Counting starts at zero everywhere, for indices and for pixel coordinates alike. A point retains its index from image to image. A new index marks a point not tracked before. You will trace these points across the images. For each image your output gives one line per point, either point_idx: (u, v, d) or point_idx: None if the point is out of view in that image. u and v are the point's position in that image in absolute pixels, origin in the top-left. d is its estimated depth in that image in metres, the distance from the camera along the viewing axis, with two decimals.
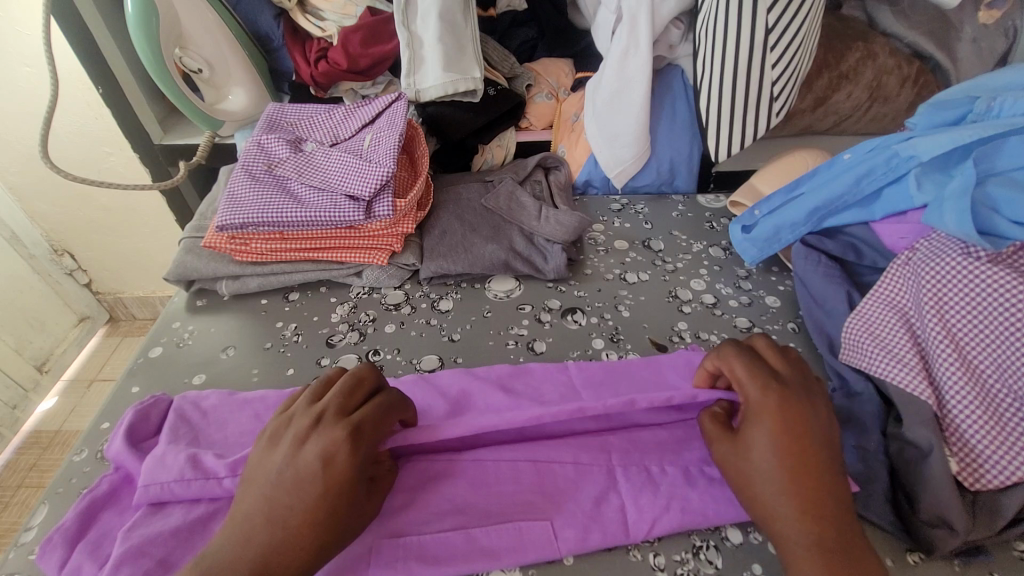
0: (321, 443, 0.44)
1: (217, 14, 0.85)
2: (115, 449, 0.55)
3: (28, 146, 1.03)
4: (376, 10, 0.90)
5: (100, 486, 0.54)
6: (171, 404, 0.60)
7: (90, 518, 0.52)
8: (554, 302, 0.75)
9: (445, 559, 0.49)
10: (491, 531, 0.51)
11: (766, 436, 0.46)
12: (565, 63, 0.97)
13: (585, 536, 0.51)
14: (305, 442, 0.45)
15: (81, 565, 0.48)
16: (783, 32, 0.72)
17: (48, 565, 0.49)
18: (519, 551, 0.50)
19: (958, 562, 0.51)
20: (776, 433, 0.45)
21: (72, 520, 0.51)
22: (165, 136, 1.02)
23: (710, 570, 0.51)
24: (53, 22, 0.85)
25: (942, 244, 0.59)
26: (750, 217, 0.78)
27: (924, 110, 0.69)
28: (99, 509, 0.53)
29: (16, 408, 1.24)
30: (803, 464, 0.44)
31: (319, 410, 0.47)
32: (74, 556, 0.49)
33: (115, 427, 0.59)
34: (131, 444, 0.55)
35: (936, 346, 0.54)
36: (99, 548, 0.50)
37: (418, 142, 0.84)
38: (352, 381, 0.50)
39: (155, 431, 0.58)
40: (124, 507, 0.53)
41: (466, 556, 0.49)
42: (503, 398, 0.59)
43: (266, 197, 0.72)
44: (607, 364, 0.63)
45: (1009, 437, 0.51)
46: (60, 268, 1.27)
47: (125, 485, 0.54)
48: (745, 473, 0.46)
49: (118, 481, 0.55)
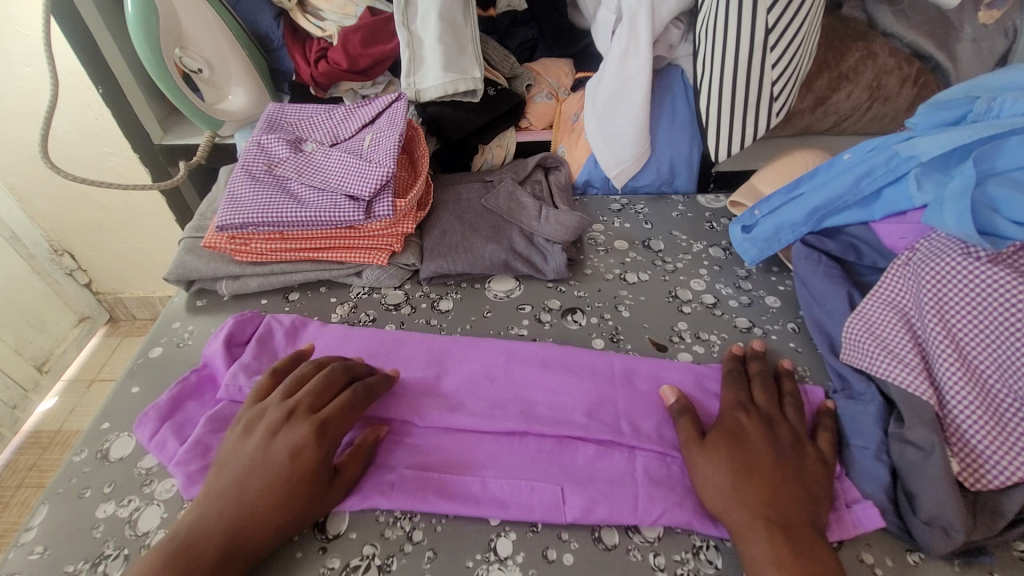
0: (290, 439, 0.52)
1: (217, 14, 0.85)
2: (213, 348, 0.66)
3: (27, 145, 1.03)
4: (376, 10, 0.90)
5: (191, 377, 0.64)
6: (263, 320, 0.69)
7: (179, 404, 0.62)
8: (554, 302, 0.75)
9: (461, 500, 0.54)
10: (504, 484, 0.55)
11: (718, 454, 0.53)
12: (565, 63, 0.97)
13: (591, 507, 0.53)
14: (276, 435, 0.52)
15: (166, 440, 0.59)
16: (783, 32, 0.72)
17: (142, 432, 0.60)
18: (528, 506, 0.54)
19: (958, 562, 0.51)
20: (732, 444, 0.53)
21: (166, 401, 0.61)
22: (165, 136, 1.02)
23: (710, 570, 0.51)
24: (53, 22, 0.85)
25: (943, 244, 0.59)
26: (750, 217, 0.78)
27: (923, 110, 0.69)
28: (186, 397, 0.63)
29: (16, 408, 1.23)
30: (755, 467, 0.51)
31: (291, 405, 0.54)
32: (162, 430, 0.59)
33: (217, 330, 0.69)
34: (225, 348, 0.66)
35: (936, 346, 0.54)
36: (179, 431, 0.60)
37: (418, 142, 0.84)
38: (321, 383, 0.56)
39: (246, 341, 0.67)
40: (205, 401, 0.63)
41: (478, 502, 0.54)
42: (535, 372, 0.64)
43: (266, 197, 0.72)
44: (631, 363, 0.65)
45: (1010, 438, 0.51)
46: (60, 268, 1.27)
47: (208, 380, 0.64)
48: (706, 471, 0.52)
49: (203, 377, 0.65)
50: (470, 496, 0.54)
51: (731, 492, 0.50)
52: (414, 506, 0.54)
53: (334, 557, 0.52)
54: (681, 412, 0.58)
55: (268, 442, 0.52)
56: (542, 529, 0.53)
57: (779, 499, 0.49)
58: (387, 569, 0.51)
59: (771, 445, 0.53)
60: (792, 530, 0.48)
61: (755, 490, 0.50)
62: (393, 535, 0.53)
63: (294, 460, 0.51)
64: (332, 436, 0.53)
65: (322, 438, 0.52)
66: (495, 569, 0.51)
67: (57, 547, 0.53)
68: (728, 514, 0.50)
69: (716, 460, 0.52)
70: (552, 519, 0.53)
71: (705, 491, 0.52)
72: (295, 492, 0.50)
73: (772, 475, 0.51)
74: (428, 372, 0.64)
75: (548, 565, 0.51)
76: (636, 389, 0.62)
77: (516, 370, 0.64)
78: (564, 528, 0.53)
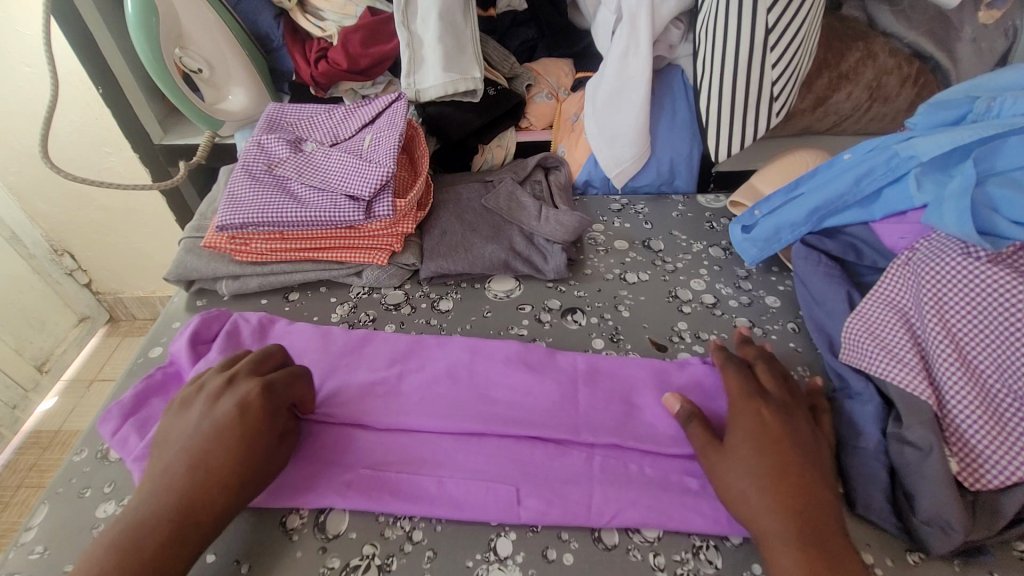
0: (234, 396, 0.52)
1: (217, 14, 0.85)
2: (178, 346, 0.65)
3: (27, 145, 1.03)
4: (376, 10, 0.90)
5: (156, 373, 0.63)
6: (231, 317, 0.68)
7: (143, 400, 0.61)
8: (555, 302, 0.75)
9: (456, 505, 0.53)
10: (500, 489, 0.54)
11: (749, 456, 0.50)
12: (565, 63, 0.97)
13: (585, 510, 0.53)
14: (218, 398, 0.53)
15: (127, 437, 0.58)
16: (783, 32, 0.72)
17: (104, 429, 0.59)
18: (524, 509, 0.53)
19: (958, 562, 0.51)
20: (755, 446, 0.51)
21: (130, 398, 0.61)
22: (165, 136, 1.02)
23: (709, 569, 0.51)
24: (53, 23, 0.86)
25: (942, 244, 0.59)
26: (750, 217, 0.78)
27: (923, 110, 0.69)
28: (151, 394, 0.62)
29: (16, 408, 1.23)
30: (780, 469, 0.49)
31: (231, 372, 0.55)
32: (124, 427, 0.59)
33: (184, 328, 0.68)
34: (190, 345, 0.65)
35: (935, 346, 0.54)
36: (144, 428, 0.59)
37: (419, 142, 0.84)
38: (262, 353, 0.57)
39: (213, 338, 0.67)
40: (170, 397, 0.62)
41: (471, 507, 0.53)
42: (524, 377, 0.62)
43: (266, 197, 0.72)
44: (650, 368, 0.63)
45: (1009, 437, 0.51)
46: (60, 268, 1.27)
47: (173, 377, 0.63)
48: (727, 476, 0.50)
49: (168, 374, 0.64)
50: (464, 501, 0.54)
51: (756, 498, 0.48)
52: (414, 506, 0.53)
53: (334, 557, 0.52)
54: (690, 416, 0.55)
55: (209, 408, 0.52)
56: (542, 529, 0.53)
57: (807, 503, 0.47)
58: (387, 569, 0.51)
59: (793, 443, 0.51)
60: (821, 534, 0.46)
61: (782, 494, 0.48)
62: (393, 535, 0.53)
63: (233, 420, 0.51)
64: (276, 398, 0.53)
65: (264, 397, 0.53)
66: (495, 569, 0.51)
67: (57, 547, 0.53)
68: (758, 522, 0.48)
69: (738, 465, 0.50)
70: (550, 523, 0.53)
71: (728, 496, 0.50)
72: (236, 456, 0.49)
73: (796, 476, 0.49)
74: (422, 376, 0.63)
75: (548, 565, 0.51)
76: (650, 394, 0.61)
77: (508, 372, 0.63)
78: (564, 528, 0.53)
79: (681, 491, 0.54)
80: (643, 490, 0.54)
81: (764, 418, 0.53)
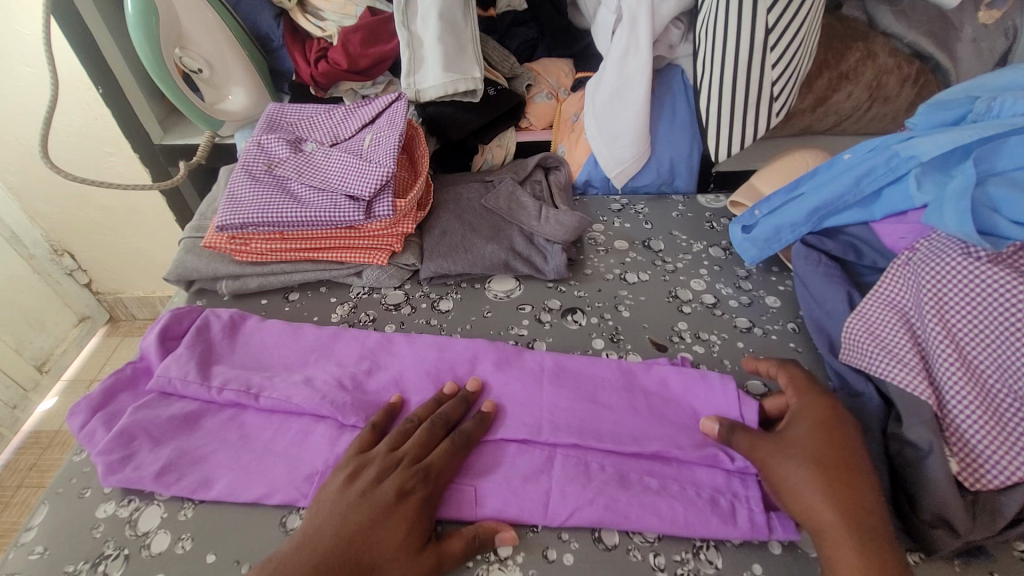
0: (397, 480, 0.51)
1: (217, 14, 0.85)
2: (149, 341, 0.65)
3: (27, 145, 1.03)
4: (376, 10, 0.90)
5: (126, 368, 0.64)
6: (201, 313, 0.68)
7: (112, 395, 0.61)
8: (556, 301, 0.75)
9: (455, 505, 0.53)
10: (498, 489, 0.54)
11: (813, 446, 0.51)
12: (565, 63, 0.97)
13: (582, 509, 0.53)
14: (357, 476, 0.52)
15: (94, 431, 0.58)
16: (783, 32, 0.72)
17: (73, 422, 0.60)
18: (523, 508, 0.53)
19: (958, 562, 0.51)
20: (816, 435, 0.52)
21: (99, 392, 0.61)
22: (165, 136, 1.02)
23: (710, 570, 0.51)
24: (53, 23, 0.86)
25: (942, 244, 0.59)
26: (750, 217, 0.78)
27: (924, 110, 0.69)
28: (120, 389, 0.62)
29: (16, 408, 1.23)
30: (844, 458, 0.50)
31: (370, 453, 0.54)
32: (92, 421, 0.59)
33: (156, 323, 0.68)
34: (161, 341, 0.65)
35: (936, 346, 0.54)
36: (110, 422, 0.59)
37: (418, 143, 0.84)
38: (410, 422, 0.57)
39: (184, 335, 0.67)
40: (139, 392, 0.62)
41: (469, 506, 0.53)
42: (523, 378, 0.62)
43: (266, 197, 0.72)
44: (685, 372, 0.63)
45: (1009, 437, 0.51)
46: (60, 268, 1.27)
47: (142, 373, 0.64)
48: (788, 467, 0.50)
49: (139, 368, 0.64)
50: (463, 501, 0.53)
51: (815, 488, 0.49)
52: None
53: None
54: (733, 429, 0.56)
55: (368, 488, 0.51)
56: (542, 529, 0.53)
57: (866, 496, 0.48)
58: None
59: (854, 438, 0.52)
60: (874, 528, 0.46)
61: (843, 484, 0.48)
62: None
63: (413, 513, 0.50)
64: (435, 483, 0.52)
65: (426, 486, 0.51)
66: (495, 569, 0.51)
67: (58, 547, 0.53)
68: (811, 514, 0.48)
69: (800, 452, 0.51)
70: (548, 523, 0.53)
71: (786, 490, 0.50)
72: (387, 538, 0.48)
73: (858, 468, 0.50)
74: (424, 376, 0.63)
75: (548, 565, 0.51)
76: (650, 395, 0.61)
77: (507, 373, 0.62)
78: (563, 528, 0.53)
79: (680, 490, 0.54)
80: (641, 490, 0.54)
81: (835, 413, 0.54)
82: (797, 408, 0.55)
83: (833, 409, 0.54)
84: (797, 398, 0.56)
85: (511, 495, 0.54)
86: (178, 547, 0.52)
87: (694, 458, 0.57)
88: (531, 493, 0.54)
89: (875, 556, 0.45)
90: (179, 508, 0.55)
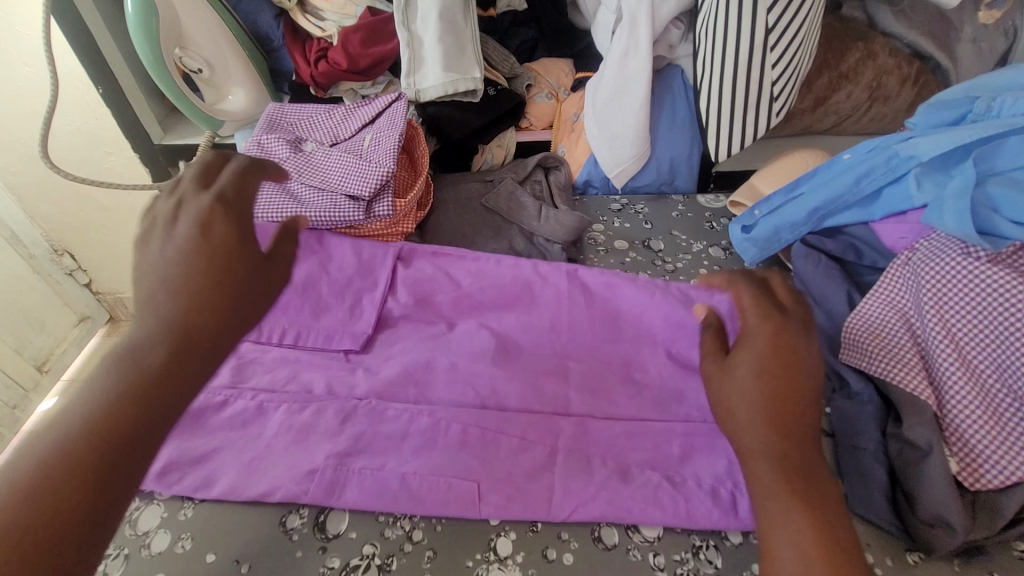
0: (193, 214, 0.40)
1: (217, 14, 0.85)
2: None
3: (27, 145, 1.03)
4: (376, 10, 0.90)
5: None
6: None
7: None
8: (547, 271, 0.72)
9: (456, 504, 0.53)
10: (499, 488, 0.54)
11: (750, 371, 0.41)
12: (565, 63, 0.97)
13: (582, 507, 0.53)
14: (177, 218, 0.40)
15: None
16: (783, 32, 0.72)
17: None
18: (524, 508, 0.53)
19: (958, 562, 0.51)
20: (764, 358, 0.41)
21: None
22: (165, 136, 1.04)
23: (709, 569, 0.51)
24: (53, 23, 0.86)
25: (942, 244, 0.58)
26: (750, 217, 0.78)
27: (924, 110, 0.69)
28: None
29: (16, 408, 1.23)
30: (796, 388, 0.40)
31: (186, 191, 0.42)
32: None
33: None
34: None
35: (936, 346, 0.54)
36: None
37: (418, 143, 0.84)
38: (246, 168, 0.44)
39: None
40: None
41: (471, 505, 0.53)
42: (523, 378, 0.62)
43: (266, 197, 0.73)
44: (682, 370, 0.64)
45: (1009, 437, 0.50)
46: (60, 268, 1.27)
47: None
48: (726, 392, 0.42)
49: None
50: (465, 499, 0.54)
51: (752, 427, 0.40)
52: (414, 505, 0.54)
53: (334, 557, 0.52)
54: (702, 332, 0.47)
55: (164, 234, 0.39)
56: (542, 529, 0.53)
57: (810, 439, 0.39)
58: (387, 569, 0.51)
59: (811, 370, 0.41)
60: (823, 473, 0.38)
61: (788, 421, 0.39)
62: (393, 535, 0.53)
63: (208, 233, 0.39)
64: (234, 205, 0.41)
65: (226, 203, 0.41)
66: (495, 568, 0.51)
67: None
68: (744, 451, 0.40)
69: (742, 377, 0.41)
70: (549, 521, 0.53)
71: (727, 417, 0.42)
72: (243, 255, 0.39)
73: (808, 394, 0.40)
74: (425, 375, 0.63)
75: (548, 565, 0.51)
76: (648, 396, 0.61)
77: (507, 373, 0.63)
78: (564, 528, 0.53)
79: (681, 488, 0.55)
80: (641, 489, 0.54)
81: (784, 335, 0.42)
82: (742, 332, 0.43)
83: (784, 331, 0.42)
84: (744, 316, 0.44)
85: (511, 493, 0.54)
86: (179, 547, 0.52)
87: (694, 457, 0.57)
88: (532, 492, 0.54)
89: (818, 514, 0.37)
90: (179, 508, 0.55)
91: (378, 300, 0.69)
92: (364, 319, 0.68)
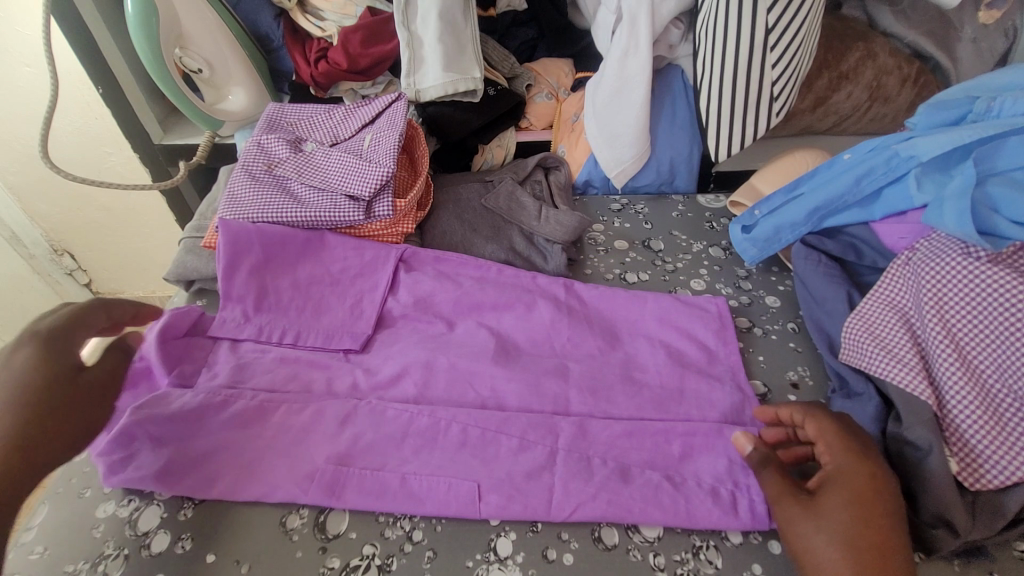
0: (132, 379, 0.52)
1: (217, 13, 0.85)
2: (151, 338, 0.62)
3: (27, 145, 1.03)
4: (376, 10, 0.90)
5: None
6: (205, 314, 0.66)
7: None
8: (547, 282, 0.72)
9: (457, 504, 0.53)
10: (499, 489, 0.54)
11: (844, 512, 0.45)
12: (565, 63, 0.97)
13: (582, 506, 0.53)
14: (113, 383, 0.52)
15: None
16: (783, 32, 0.72)
17: None
18: (524, 508, 0.53)
19: (958, 562, 0.51)
20: (849, 502, 0.46)
21: None
22: (165, 136, 1.03)
23: (710, 569, 0.51)
24: (53, 23, 0.86)
25: (942, 244, 0.59)
26: (750, 217, 0.78)
27: (923, 110, 0.69)
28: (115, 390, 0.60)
29: None
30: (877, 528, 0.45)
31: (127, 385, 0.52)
32: None
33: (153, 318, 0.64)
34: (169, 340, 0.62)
35: (936, 346, 0.54)
36: (108, 425, 0.57)
37: (418, 143, 0.84)
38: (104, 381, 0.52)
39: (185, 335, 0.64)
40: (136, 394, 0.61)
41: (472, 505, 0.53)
42: (522, 377, 0.62)
43: (266, 197, 0.73)
44: (681, 369, 0.64)
45: (1010, 437, 0.50)
46: (60, 268, 1.27)
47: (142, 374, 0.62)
48: (809, 533, 0.46)
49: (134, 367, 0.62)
50: (466, 497, 0.54)
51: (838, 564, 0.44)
52: (413, 505, 0.54)
53: (335, 557, 0.52)
54: (767, 467, 0.51)
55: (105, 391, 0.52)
56: (542, 528, 0.53)
57: None
58: (387, 569, 0.51)
59: (892, 512, 0.46)
60: None
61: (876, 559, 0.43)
62: (393, 535, 0.53)
63: (65, 389, 0.50)
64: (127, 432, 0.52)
65: (76, 375, 0.52)
66: (495, 568, 0.51)
67: (58, 546, 0.53)
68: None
69: (829, 521, 0.45)
70: (548, 521, 0.53)
71: (807, 559, 0.45)
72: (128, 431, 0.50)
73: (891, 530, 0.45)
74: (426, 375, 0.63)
75: (547, 564, 0.51)
76: (650, 397, 0.61)
77: (507, 372, 0.63)
78: (564, 528, 0.53)
79: (681, 488, 0.55)
80: (641, 489, 0.54)
81: (876, 482, 0.47)
82: (831, 468, 0.49)
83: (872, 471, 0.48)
84: (828, 454, 0.50)
85: (511, 493, 0.54)
86: (178, 547, 0.52)
87: (694, 456, 0.57)
88: (532, 492, 0.54)
89: None
90: (179, 507, 0.55)
91: (378, 299, 0.69)
92: (364, 319, 0.68)
